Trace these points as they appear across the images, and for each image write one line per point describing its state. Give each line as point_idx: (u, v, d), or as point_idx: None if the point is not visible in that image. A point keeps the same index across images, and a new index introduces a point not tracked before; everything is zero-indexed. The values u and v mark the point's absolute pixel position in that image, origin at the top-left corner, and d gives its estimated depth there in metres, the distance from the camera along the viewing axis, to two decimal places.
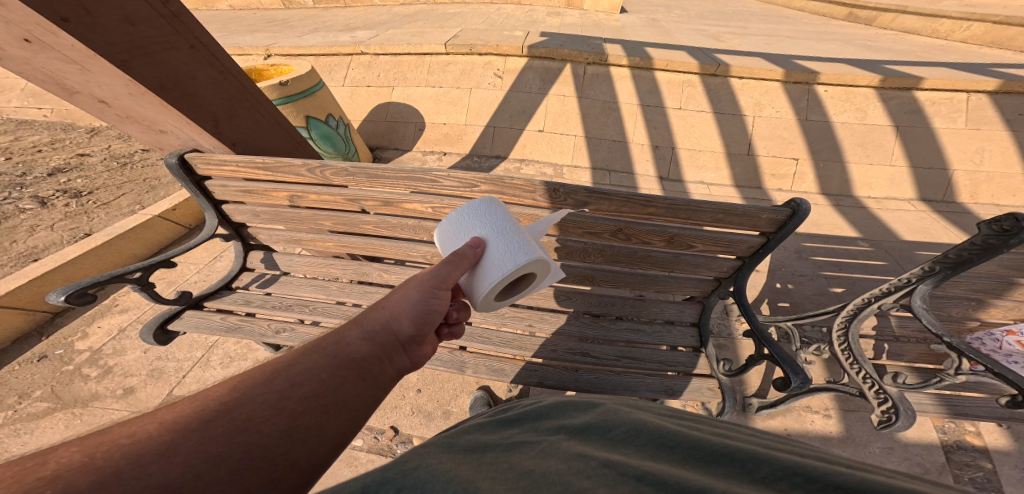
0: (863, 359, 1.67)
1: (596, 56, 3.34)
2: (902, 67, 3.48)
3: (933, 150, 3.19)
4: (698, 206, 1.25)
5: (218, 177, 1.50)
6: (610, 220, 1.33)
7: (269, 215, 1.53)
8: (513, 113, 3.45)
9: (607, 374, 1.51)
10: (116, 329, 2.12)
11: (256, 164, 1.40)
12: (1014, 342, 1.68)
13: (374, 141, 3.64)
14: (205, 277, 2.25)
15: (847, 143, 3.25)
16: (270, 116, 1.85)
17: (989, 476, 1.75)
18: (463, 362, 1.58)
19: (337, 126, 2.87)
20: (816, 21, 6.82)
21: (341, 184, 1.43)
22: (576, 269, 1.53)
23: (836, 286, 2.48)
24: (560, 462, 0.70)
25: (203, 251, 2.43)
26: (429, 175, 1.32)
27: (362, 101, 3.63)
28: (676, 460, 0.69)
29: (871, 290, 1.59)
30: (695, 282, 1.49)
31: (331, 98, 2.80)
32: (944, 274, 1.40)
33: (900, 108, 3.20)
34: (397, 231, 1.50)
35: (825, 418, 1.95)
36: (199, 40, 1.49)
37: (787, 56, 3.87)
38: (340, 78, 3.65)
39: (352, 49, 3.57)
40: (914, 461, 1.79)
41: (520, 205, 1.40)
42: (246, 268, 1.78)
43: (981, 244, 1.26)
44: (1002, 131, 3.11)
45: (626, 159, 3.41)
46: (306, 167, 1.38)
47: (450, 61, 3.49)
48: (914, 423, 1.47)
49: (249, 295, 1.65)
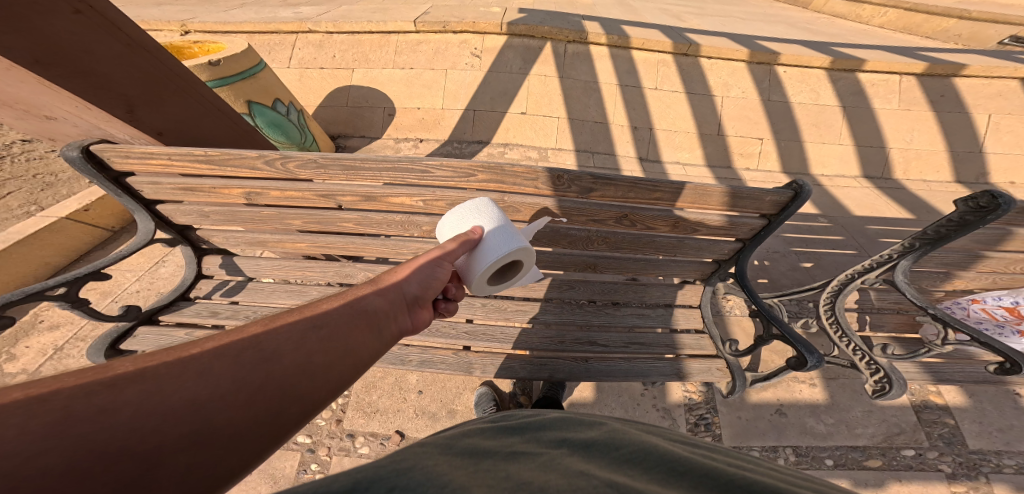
0: (851, 333, 1.69)
1: (577, 34, 3.31)
2: (848, 51, 3.80)
3: (873, 129, 3.43)
4: (707, 191, 1.19)
5: (144, 174, 1.37)
6: (614, 206, 1.23)
7: (221, 216, 1.44)
8: (493, 95, 3.39)
9: (617, 361, 1.43)
10: (52, 348, 1.89)
11: (194, 156, 1.27)
12: (981, 310, 1.81)
13: (334, 129, 3.49)
14: (149, 286, 2.11)
15: (804, 123, 3.44)
16: (203, 99, 1.70)
17: (953, 431, 1.94)
18: (470, 363, 1.45)
19: (286, 113, 2.70)
20: (763, 2, 7.41)
21: (307, 178, 1.33)
22: (580, 258, 1.43)
23: (806, 262, 2.61)
24: (560, 476, 0.71)
25: (139, 258, 2.24)
26: (418, 165, 1.21)
27: (312, 84, 3.46)
28: (686, 486, 0.70)
29: (854, 266, 1.61)
30: (695, 264, 1.46)
31: (274, 80, 2.61)
32: (920, 250, 1.42)
33: (847, 88, 3.44)
34: (382, 227, 1.40)
35: (811, 387, 2.07)
36: (88, 4, 1.28)
37: (752, 38, 4.12)
38: (285, 59, 3.45)
39: (297, 27, 3.37)
40: (891, 422, 1.96)
41: (521, 195, 1.29)
42: (201, 275, 1.70)
43: (958, 220, 1.28)
44: (929, 112, 3.39)
45: (608, 141, 3.40)
46: (262, 159, 1.26)
47: (421, 40, 3.39)
48: (906, 391, 1.49)
49: (214, 306, 1.56)
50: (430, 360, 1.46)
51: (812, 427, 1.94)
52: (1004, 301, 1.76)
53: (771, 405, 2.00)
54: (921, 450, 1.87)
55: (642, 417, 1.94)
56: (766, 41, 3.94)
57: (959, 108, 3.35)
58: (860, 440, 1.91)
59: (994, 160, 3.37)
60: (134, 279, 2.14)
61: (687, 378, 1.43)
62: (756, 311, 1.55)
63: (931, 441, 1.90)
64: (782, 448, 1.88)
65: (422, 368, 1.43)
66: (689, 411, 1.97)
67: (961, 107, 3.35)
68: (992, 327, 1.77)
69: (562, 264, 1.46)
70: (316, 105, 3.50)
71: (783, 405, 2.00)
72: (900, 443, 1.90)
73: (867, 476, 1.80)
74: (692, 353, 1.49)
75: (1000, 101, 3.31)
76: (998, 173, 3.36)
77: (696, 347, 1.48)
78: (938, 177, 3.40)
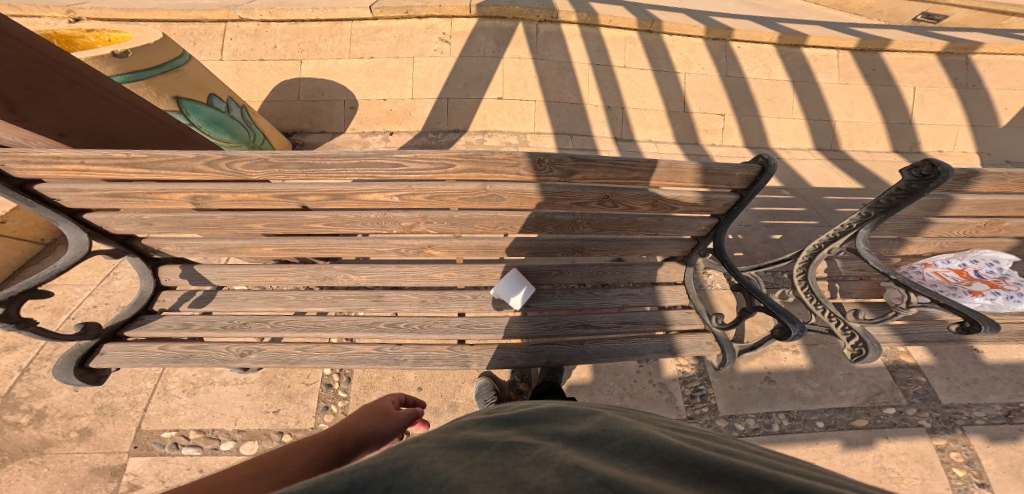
0: (825, 300, 1.74)
1: (548, 13, 3.24)
2: (794, 26, 3.87)
3: (819, 103, 3.50)
4: (680, 169, 1.17)
5: (56, 180, 1.23)
6: (595, 188, 1.22)
7: (168, 223, 1.35)
8: (466, 81, 3.30)
9: (612, 342, 1.43)
10: (18, 369, 1.79)
11: (118, 159, 1.15)
12: (933, 273, 1.82)
13: (288, 125, 3.31)
14: (107, 300, 2.01)
15: (760, 98, 3.48)
16: (110, 94, 1.57)
17: (926, 387, 2.03)
18: (466, 356, 1.42)
19: (226, 109, 2.56)
20: None
21: (260, 179, 1.25)
22: (567, 242, 1.42)
23: (776, 234, 2.66)
24: (554, 474, 0.72)
25: (84, 270, 2.12)
26: (389, 159, 1.16)
27: (253, 77, 3.25)
28: (678, 479, 0.71)
29: (820, 237, 1.64)
30: (676, 242, 1.46)
31: (203, 72, 2.42)
32: (877, 219, 1.43)
33: (794, 63, 3.51)
34: (358, 225, 1.36)
35: (794, 354, 2.13)
36: None
37: (704, 14, 4.10)
38: (216, 50, 3.20)
39: (225, 14, 3.16)
40: (871, 383, 2.04)
41: (503, 182, 1.25)
42: (162, 286, 1.61)
43: (905, 188, 1.30)
44: (863, 86, 3.51)
45: (584, 122, 3.36)
46: (202, 161, 1.17)
47: (380, 27, 3.27)
48: (882, 353, 1.51)
49: (185, 318, 1.50)
50: (426, 358, 1.42)
51: (800, 392, 2.00)
52: (952, 264, 1.82)
53: (760, 374, 2.05)
54: (901, 408, 1.95)
55: (640, 394, 1.97)
56: (719, 17, 3.95)
57: (888, 82, 3.51)
58: (846, 401, 1.98)
59: (923, 130, 3.54)
60: (86, 293, 2.04)
61: (680, 354, 1.44)
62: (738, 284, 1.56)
63: (908, 398, 1.99)
64: (775, 413, 1.93)
65: (418, 366, 1.40)
66: (684, 385, 2.00)
67: (889, 81, 3.51)
68: (946, 288, 1.76)
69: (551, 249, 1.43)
70: (261, 100, 3.28)
71: (770, 372, 2.06)
72: (881, 402, 1.98)
73: (855, 435, 1.87)
74: (683, 329, 1.50)
75: (921, 74, 3.51)
76: (927, 142, 3.55)
77: (685, 324, 1.50)
78: (877, 147, 3.54)
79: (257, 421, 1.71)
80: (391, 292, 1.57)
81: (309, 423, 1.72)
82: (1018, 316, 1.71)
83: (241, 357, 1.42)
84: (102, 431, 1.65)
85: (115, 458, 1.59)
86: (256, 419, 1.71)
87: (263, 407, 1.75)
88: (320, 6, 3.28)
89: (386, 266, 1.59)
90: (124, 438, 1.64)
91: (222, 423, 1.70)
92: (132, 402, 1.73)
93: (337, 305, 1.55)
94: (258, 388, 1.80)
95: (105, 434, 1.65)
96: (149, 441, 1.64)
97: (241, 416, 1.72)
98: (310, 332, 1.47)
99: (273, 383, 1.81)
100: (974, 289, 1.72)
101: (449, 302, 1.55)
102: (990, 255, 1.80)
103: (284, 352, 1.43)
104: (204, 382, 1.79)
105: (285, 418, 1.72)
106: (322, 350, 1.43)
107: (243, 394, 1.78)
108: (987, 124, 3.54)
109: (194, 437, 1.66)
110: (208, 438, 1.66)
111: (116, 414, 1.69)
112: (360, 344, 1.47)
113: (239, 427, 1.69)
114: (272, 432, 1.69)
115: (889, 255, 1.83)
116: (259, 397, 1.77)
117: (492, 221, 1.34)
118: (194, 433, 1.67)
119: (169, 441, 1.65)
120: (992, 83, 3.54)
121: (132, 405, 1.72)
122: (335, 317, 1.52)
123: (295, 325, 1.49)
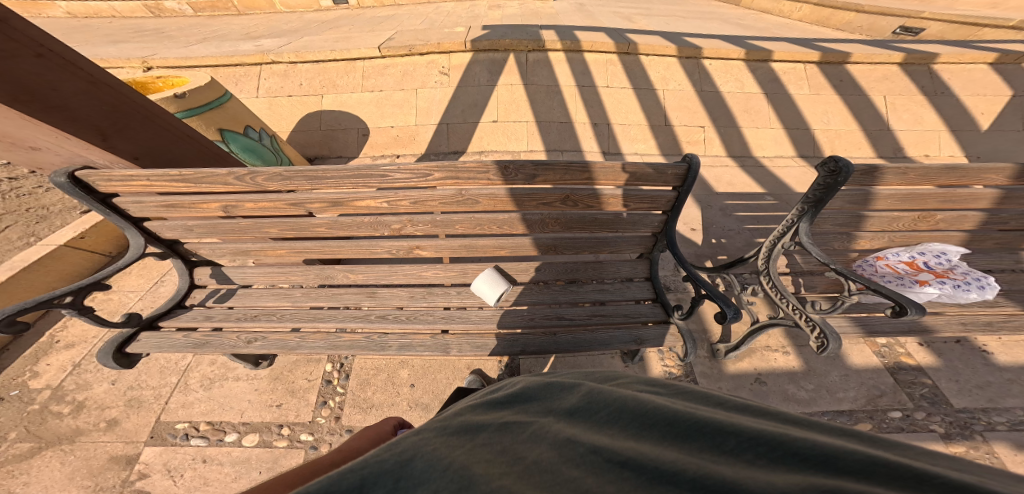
0: (788, 294, 1.92)
1: (535, 43, 3.51)
2: (762, 43, 4.10)
3: (795, 113, 3.68)
4: (625, 168, 1.49)
5: (127, 193, 1.52)
6: (558, 189, 1.52)
7: (203, 228, 1.62)
8: (464, 107, 3.56)
9: (583, 332, 1.63)
10: (71, 363, 2.01)
11: (173, 177, 1.46)
12: (885, 265, 2.00)
13: (311, 152, 3.62)
14: (152, 303, 2.22)
15: (735, 109, 3.68)
16: (176, 127, 1.92)
17: (934, 390, 2.06)
18: (447, 343, 1.59)
19: (258, 138, 2.81)
20: (701, 2, 7.97)
21: (276, 189, 1.53)
22: (542, 240, 1.71)
23: (760, 237, 2.80)
24: (550, 448, 0.88)
25: (138, 278, 2.36)
26: (378, 171, 1.47)
27: (283, 111, 3.56)
28: (657, 438, 0.86)
29: (773, 232, 1.93)
30: (638, 240, 1.73)
31: (243, 109, 2.71)
32: (811, 213, 1.74)
33: (764, 76, 3.71)
34: (354, 228, 1.64)
35: (784, 355, 2.21)
36: (47, 47, 1.47)
37: (679, 35, 4.35)
38: (253, 89, 3.52)
39: (259, 58, 3.44)
40: (870, 385, 2.09)
41: (477, 188, 1.54)
42: (195, 285, 1.84)
43: (823, 184, 1.63)
44: (835, 96, 3.70)
45: (574, 139, 3.57)
46: (234, 176, 1.46)
47: (388, 64, 3.55)
48: (841, 343, 1.70)
49: (209, 311, 1.69)
50: (410, 344, 1.60)
51: (793, 394, 2.05)
52: (903, 257, 1.99)
53: (750, 376, 2.13)
54: (907, 412, 1.98)
55: None
56: (691, 37, 4.17)
57: (857, 91, 3.69)
58: (844, 404, 2.03)
59: (902, 136, 3.67)
60: (136, 298, 2.26)
61: (645, 344, 1.61)
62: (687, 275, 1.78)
63: (914, 402, 2.02)
64: None
65: (404, 351, 1.57)
66: None
67: (858, 90, 3.69)
68: (895, 279, 1.93)
69: (528, 248, 1.72)
70: (289, 131, 3.62)
71: (761, 374, 2.14)
72: (884, 405, 2.01)
73: None
74: (654, 320, 1.69)
75: (887, 84, 3.70)
76: (911, 148, 3.65)
77: (655, 315, 1.69)
78: (860, 153, 3.64)
79: (260, 414, 1.86)
80: (383, 289, 1.81)
81: (307, 417, 1.86)
82: (986, 306, 1.85)
83: (248, 343, 1.60)
84: (127, 421, 1.82)
85: (132, 447, 1.75)
86: (260, 412, 1.87)
87: (268, 401, 1.91)
88: (337, 47, 3.58)
89: (380, 267, 1.87)
90: (143, 428, 1.80)
91: (230, 416, 1.86)
92: (157, 395, 1.91)
93: (337, 298, 1.76)
94: (265, 383, 1.97)
95: (128, 425, 1.81)
96: (164, 431, 1.80)
97: (247, 410, 1.88)
98: (313, 320, 1.67)
99: (279, 379, 1.99)
100: (921, 279, 1.89)
101: (436, 298, 1.77)
102: (938, 248, 1.96)
103: (286, 339, 1.61)
104: (219, 377, 1.98)
105: (286, 412, 1.87)
106: (317, 337, 1.62)
107: (252, 389, 1.95)
108: (967, 128, 3.65)
109: (203, 428, 1.81)
110: (215, 430, 1.81)
111: (142, 406, 1.87)
112: (352, 332, 1.66)
113: (244, 419, 1.85)
114: (272, 425, 1.83)
115: (845, 249, 2.00)
116: (265, 392, 1.94)
117: (470, 222, 1.63)
118: (204, 425, 1.83)
119: (181, 432, 1.80)
120: (961, 90, 3.69)
121: (156, 397, 1.90)
122: (332, 309, 1.72)
123: (296, 316, 1.69)
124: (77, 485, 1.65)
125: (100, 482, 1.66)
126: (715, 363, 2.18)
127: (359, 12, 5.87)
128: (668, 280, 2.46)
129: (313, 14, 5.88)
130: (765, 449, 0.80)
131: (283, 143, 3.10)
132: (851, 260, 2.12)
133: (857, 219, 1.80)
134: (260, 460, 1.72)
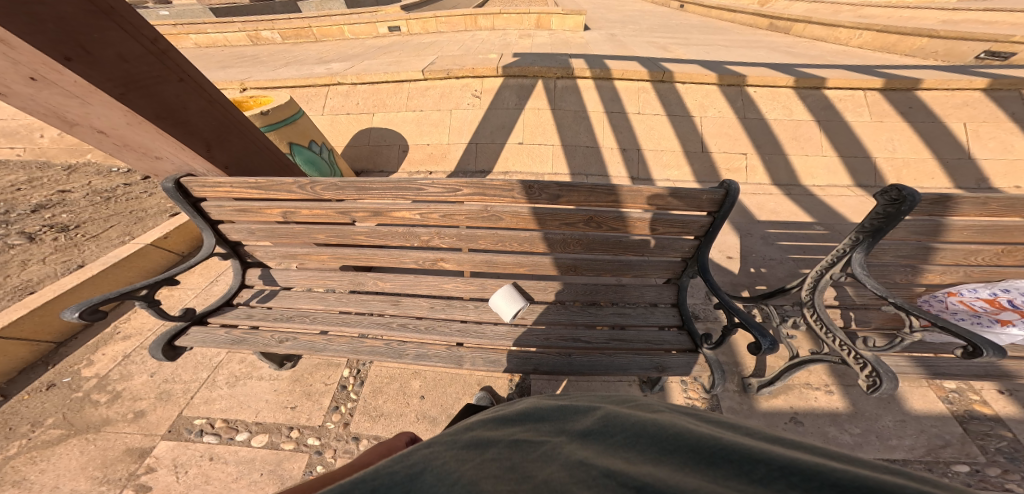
0: (835, 328, 1.79)
1: (563, 71, 3.62)
2: (814, 69, 3.99)
3: (853, 140, 3.52)
4: (654, 194, 1.49)
5: (212, 198, 1.73)
6: (581, 210, 1.53)
7: (263, 231, 1.79)
8: (493, 129, 3.69)
9: (599, 356, 1.60)
10: (122, 355, 2.17)
11: (249, 184, 1.64)
12: (958, 302, 1.84)
13: (358, 166, 3.82)
14: (204, 300, 2.40)
15: (782, 137, 3.58)
16: (260, 141, 2.09)
17: (1012, 444, 1.82)
18: (460, 356, 1.62)
19: (319, 152, 3.02)
20: (746, 31, 7.89)
21: (329, 198, 1.67)
22: (563, 261, 1.71)
23: (804, 267, 2.66)
24: (561, 469, 0.85)
25: (198, 276, 2.54)
26: (414, 185, 1.56)
27: (340, 128, 3.82)
28: (677, 464, 0.83)
29: (822, 263, 1.82)
30: (666, 264, 1.69)
31: (311, 124, 2.93)
32: (867, 242, 1.64)
33: (817, 104, 3.59)
34: (388, 238, 1.74)
35: (827, 394, 2.03)
36: (188, 74, 1.72)
37: (721, 63, 4.34)
38: (319, 108, 3.84)
39: (328, 80, 3.78)
40: (932, 433, 1.87)
41: (502, 206, 1.60)
42: (245, 285, 1.97)
43: (883, 213, 1.55)
44: (903, 123, 3.48)
45: (600, 163, 3.60)
46: (297, 184, 1.62)
47: (429, 86, 3.75)
48: (897, 383, 1.55)
49: (251, 310, 1.81)
50: (425, 354, 1.64)
51: (834, 437, 1.88)
52: (981, 293, 1.83)
53: (785, 414, 1.97)
54: (977, 466, 1.76)
55: None
56: (733, 65, 4.14)
57: (929, 118, 3.46)
58: (897, 453, 1.82)
59: (987, 166, 3.37)
60: (193, 295, 2.43)
61: (667, 371, 1.56)
62: (720, 302, 1.70)
63: (988, 456, 1.79)
64: None
65: (418, 360, 1.61)
66: None
67: (932, 117, 3.46)
68: (970, 317, 1.80)
69: (548, 267, 1.73)
70: (343, 145, 3.84)
71: (797, 413, 1.97)
72: (948, 457, 1.79)
73: None
74: (678, 348, 1.63)
75: (968, 110, 3.43)
76: (997, 178, 3.36)
77: (680, 344, 1.63)
78: (933, 183, 3.40)
79: (275, 415, 1.93)
80: (407, 298, 1.86)
81: (317, 421, 1.91)
82: None
83: (279, 343, 1.68)
84: (152, 414, 1.94)
85: (149, 440, 1.85)
86: (274, 413, 1.94)
87: (283, 402, 1.97)
88: (389, 70, 3.85)
89: (405, 276, 1.93)
90: (164, 422, 1.91)
91: (244, 415, 1.93)
92: (185, 389, 2.02)
93: (363, 304, 1.83)
94: (285, 384, 2.05)
95: (152, 417, 1.93)
96: (182, 426, 1.89)
97: (262, 410, 1.95)
98: (337, 324, 1.73)
99: (299, 381, 2.06)
100: (1003, 318, 1.74)
101: (456, 310, 1.80)
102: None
103: (313, 343, 1.68)
104: (244, 376, 2.07)
105: (298, 414, 1.93)
106: (341, 341, 1.69)
107: (271, 389, 2.03)
108: None
109: (218, 426, 1.90)
110: (228, 428, 1.89)
111: (169, 399, 1.99)
112: (373, 339, 1.72)
113: (257, 419, 1.92)
114: (282, 427, 1.89)
115: (909, 283, 1.87)
116: (283, 392, 2.01)
117: (493, 238, 1.67)
118: (219, 423, 1.91)
119: (196, 428, 1.89)
120: None
121: (184, 391, 2.02)
122: (358, 315, 1.78)
123: (327, 319, 1.76)
124: (88, 476, 1.76)
125: (110, 473, 1.76)
126: (746, 398, 2.04)
127: (409, 38, 6.24)
128: (699, 308, 2.36)
129: (372, 41, 6.31)
130: (798, 479, 0.76)
131: (338, 157, 3.32)
132: (915, 295, 1.98)
133: (925, 251, 1.72)
134: (265, 462, 1.78)
